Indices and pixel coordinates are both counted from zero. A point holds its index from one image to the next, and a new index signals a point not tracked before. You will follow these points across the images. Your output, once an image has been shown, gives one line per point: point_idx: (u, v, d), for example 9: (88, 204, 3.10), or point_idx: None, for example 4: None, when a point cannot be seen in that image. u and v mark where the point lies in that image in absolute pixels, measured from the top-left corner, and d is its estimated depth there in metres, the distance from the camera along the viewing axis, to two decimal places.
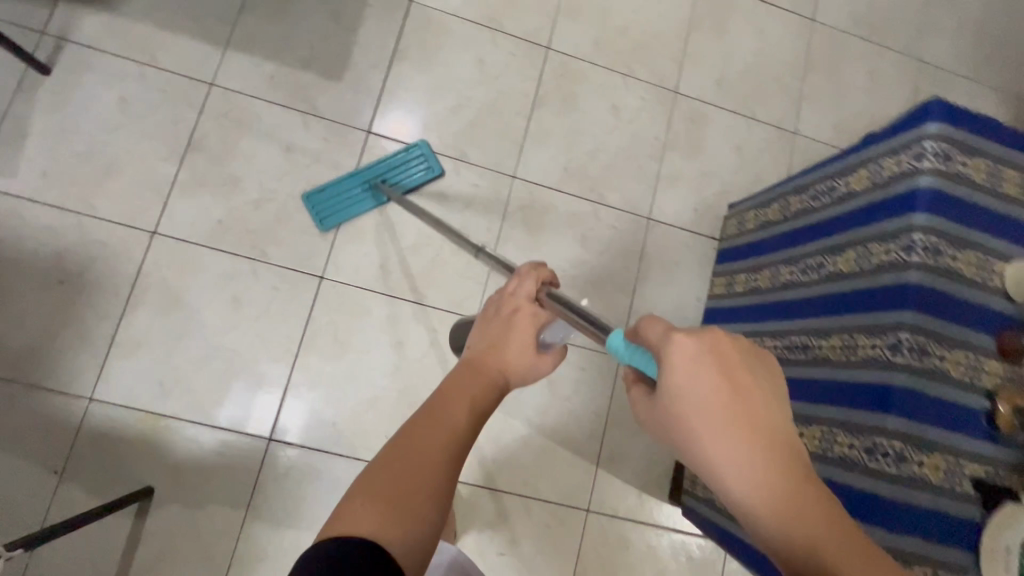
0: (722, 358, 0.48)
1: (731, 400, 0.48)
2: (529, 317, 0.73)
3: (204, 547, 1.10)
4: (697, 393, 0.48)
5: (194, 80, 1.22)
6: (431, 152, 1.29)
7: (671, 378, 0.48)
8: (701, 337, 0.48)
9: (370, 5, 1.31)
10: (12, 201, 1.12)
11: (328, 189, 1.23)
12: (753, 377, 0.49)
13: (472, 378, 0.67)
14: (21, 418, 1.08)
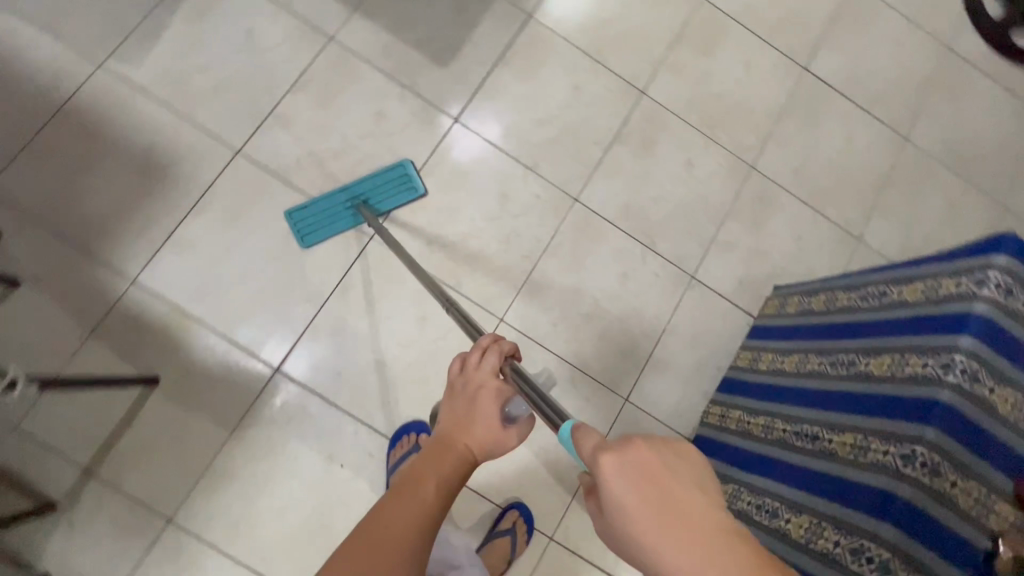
0: (658, 473, 0.42)
1: (682, 521, 0.40)
2: (494, 395, 0.62)
3: (186, 449, 1.13)
4: (647, 526, 0.40)
5: (318, 31, 1.32)
6: (415, 171, 1.30)
7: (612, 512, 0.42)
8: (624, 448, 0.43)
9: (493, 9, 1.40)
10: (127, 87, 1.22)
11: (311, 206, 1.24)
12: (685, 483, 0.42)
13: (435, 463, 0.58)
14: (70, 278, 1.15)
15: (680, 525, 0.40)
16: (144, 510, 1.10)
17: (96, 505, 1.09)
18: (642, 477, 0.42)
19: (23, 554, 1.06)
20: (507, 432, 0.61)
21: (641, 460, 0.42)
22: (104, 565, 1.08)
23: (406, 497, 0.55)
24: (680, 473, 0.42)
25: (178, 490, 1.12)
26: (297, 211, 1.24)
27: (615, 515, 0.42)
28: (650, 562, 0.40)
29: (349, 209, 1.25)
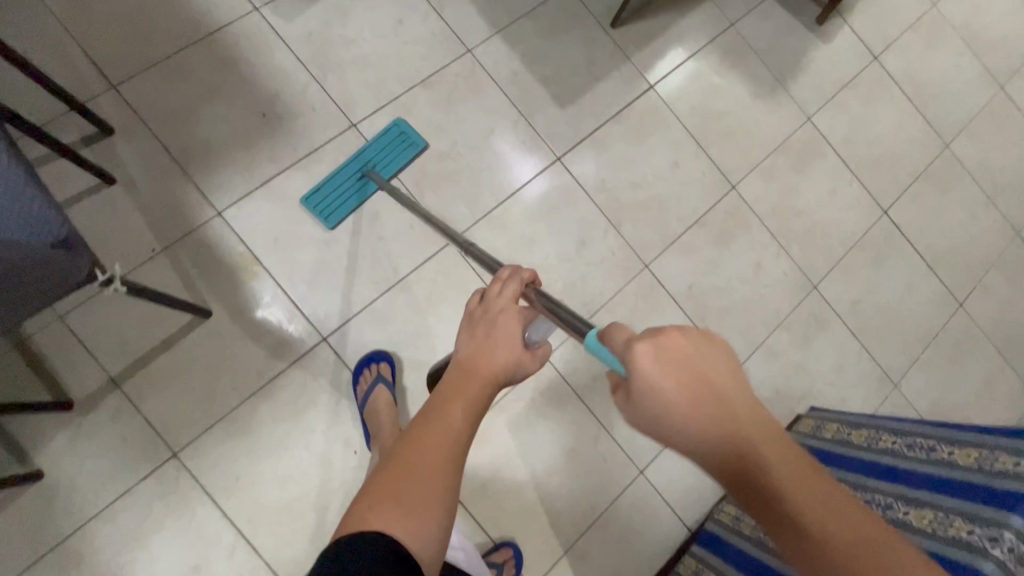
0: (690, 359, 0.46)
1: (705, 401, 0.45)
2: (517, 317, 0.62)
3: (214, 388, 1.13)
4: (674, 402, 0.45)
5: (459, 39, 1.38)
6: (410, 128, 1.31)
7: (642, 393, 0.46)
8: (656, 338, 0.47)
9: (621, 71, 1.47)
10: (272, 37, 1.27)
11: (324, 186, 1.24)
12: (710, 366, 0.46)
13: (460, 386, 0.57)
14: (161, 192, 1.16)
15: (703, 399, 0.45)
16: (153, 437, 1.09)
17: (110, 416, 1.08)
18: (675, 361, 0.46)
19: (25, 445, 1.03)
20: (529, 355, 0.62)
21: (673, 347, 0.46)
22: (97, 481, 1.05)
23: (432, 426, 0.54)
24: (711, 359, 0.47)
25: (193, 425, 1.11)
26: (311, 195, 1.23)
27: (647, 395, 0.46)
28: (673, 434, 0.46)
29: (361, 177, 1.26)
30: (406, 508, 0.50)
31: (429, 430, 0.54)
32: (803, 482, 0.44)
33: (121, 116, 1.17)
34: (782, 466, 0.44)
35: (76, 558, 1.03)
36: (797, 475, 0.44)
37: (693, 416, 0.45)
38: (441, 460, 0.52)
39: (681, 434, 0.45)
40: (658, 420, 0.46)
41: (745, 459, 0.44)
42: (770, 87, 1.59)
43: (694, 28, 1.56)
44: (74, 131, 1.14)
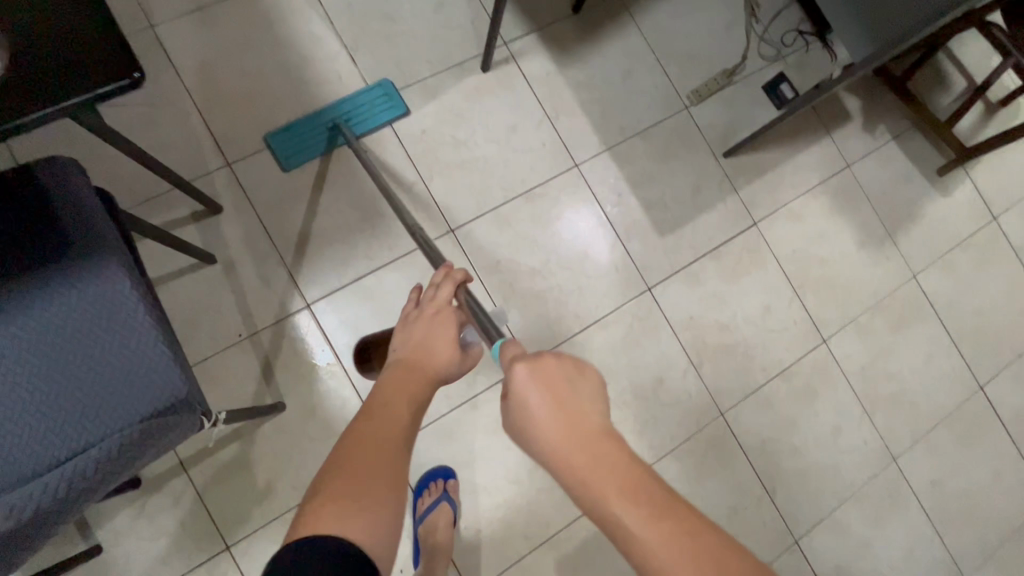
0: (555, 379, 0.52)
1: (562, 415, 0.50)
2: (451, 319, 0.68)
3: (274, 486, 1.12)
4: (531, 410, 0.51)
5: (568, 154, 1.36)
6: (394, 91, 1.28)
7: (514, 404, 0.53)
8: (535, 360, 0.54)
9: (725, 205, 1.42)
10: (388, 132, 1.27)
11: (293, 128, 1.22)
12: (574, 388, 0.53)
13: (406, 379, 0.61)
14: (257, 277, 1.17)
15: (554, 405, 0.51)
16: (210, 528, 1.09)
17: (171, 500, 1.08)
18: (542, 375, 0.53)
19: (90, 520, 1.05)
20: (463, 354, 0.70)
21: (544, 368, 0.53)
22: (152, 565, 1.06)
23: (382, 415, 0.56)
24: (573, 379, 0.53)
25: (248, 522, 1.10)
26: (281, 132, 1.21)
27: (517, 407, 0.52)
28: (539, 447, 0.51)
29: (331, 128, 1.23)
30: (358, 502, 0.48)
31: (376, 420, 0.55)
32: (621, 476, 0.46)
33: (230, 195, 1.18)
34: (608, 473, 0.46)
35: None
36: (616, 473, 0.47)
37: (540, 415, 0.51)
38: (391, 445, 0.54)
39: (542, 446, 0.50)
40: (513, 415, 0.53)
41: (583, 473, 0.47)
42: (878, 237, 1.51)
43: (808, 166, 1.49)
44: (184, 207, 1.16)
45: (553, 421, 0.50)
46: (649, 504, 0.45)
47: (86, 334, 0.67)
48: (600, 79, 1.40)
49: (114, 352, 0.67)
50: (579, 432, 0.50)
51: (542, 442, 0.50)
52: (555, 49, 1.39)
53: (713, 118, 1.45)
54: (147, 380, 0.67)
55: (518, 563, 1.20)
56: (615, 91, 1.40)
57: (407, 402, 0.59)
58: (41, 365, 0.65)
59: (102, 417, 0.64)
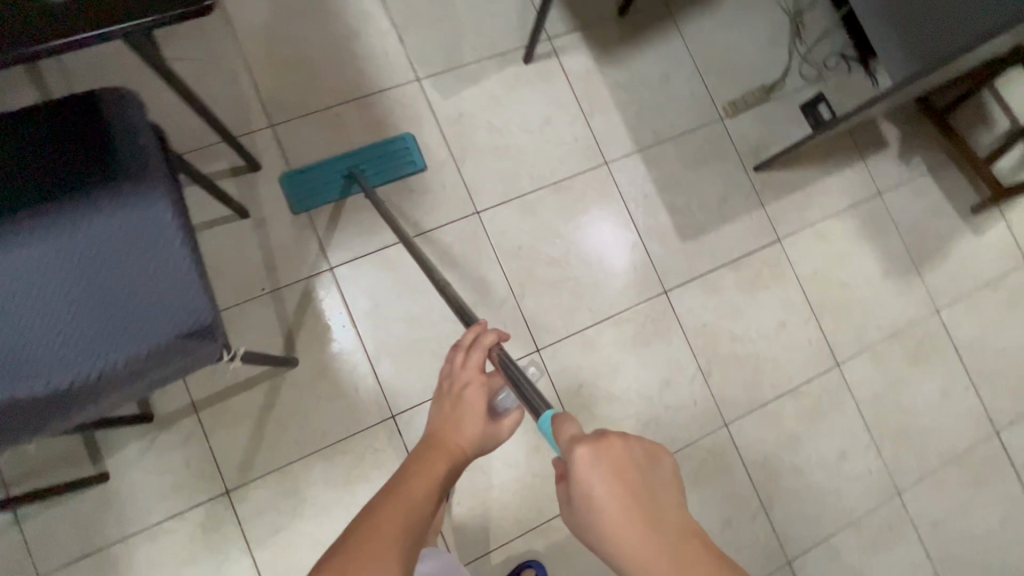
0: (624, 468, 0.45)
1: (637, 514, 0.43)
2: (480, 393, 0.68)
3: (279, 437, 1.15)
4: (601, 506, 0.44)
5: (600, 150, 1.38)
6: (416, 147, 1.28)
7: (578, 496, 0.45)
8: (600, 444, 0.45)
9: (751, 218, 1.43)
10: (427, 111, 1.31)
11: (306, 173, 1.23)
12: (648, 476, 0.45)
13: (429, 459, 0.62)
14: (286, 235, 1.21)
15: (629, 504, 0.43)
16: (213, 470, 1.12)
17: (180, 439, 1.12)
18: (612, 468, 0.44)
19: (101, 447, 1.09)
20: (495, 423, 0.69)
21: (612, 456, 0.45)
22: (153, 498, 1.09)
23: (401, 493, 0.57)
24: (647, 470, 0.45)
25: (251, 469, 1.13)
26: (292, 175, 1.22)
27: (582, 498, 0.45)
28: (610, 548, 0.44)
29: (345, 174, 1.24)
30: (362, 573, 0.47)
31: (399, 494, 0.56)
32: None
33: (270, 154, 1.23)
34: None
35: (112, 569, 1.06)
36: None
37: (614, 523, 0.43)
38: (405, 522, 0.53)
39: (614, 547, 0.43)
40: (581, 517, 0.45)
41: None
42: (903, 268, 1.49)
43: (838, 189, 1.49)
44: (226, 161, 1.20)
45: (635, 535, 0.42)
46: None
47: (125, 253, 0.70)
48: (639, 82, 1.42)
49: (148, 275, 0.70)
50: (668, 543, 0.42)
51: (617, 553, 0.43)
52: (597, 48, 1.41)
53: (746, 132, 1.46)
54: (172, 305, 0.70)
55: (506, 546, 1.21)
56: (652, 95, 1.42)
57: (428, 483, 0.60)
58: (80, 275, 0.69)
59: (128, 332, 0.69)
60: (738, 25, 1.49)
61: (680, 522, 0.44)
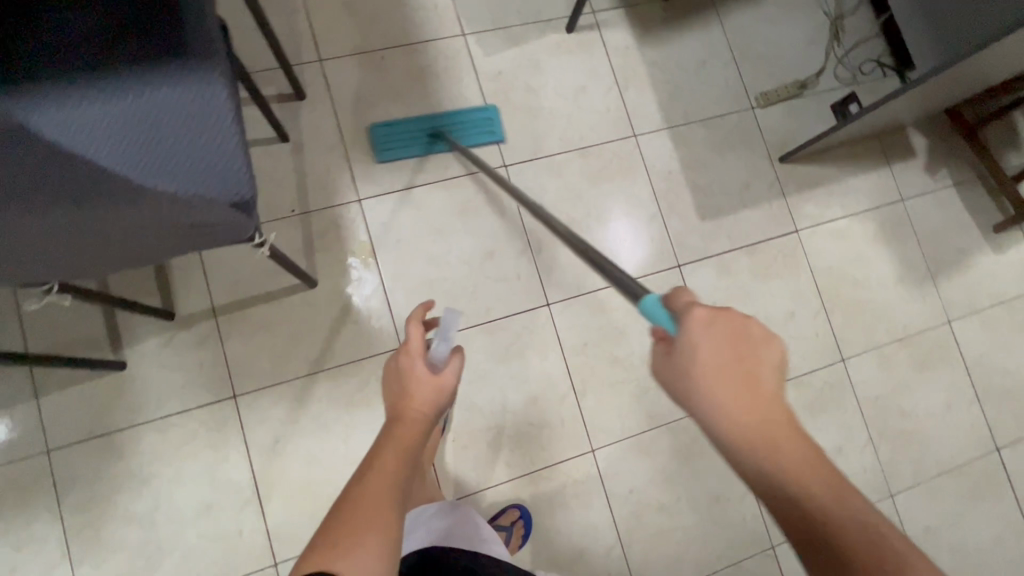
0: (738, 338, 0.49)
1: (740, 380, 0.49)
2: (415, 354, 0.70)
3: (290, 352, 1.19)
4: (708, 365, 0.49)
5: (630, 123, 1.41)
6: (499, 118, 1.35)
7: (686, 354, 0.50)
8: (718, 315, 0.49)
9: (770, 206, 1.45)
10: (468, 65, 1.36)
11: (396, 126, 1.30)
12: (757, 352, 0.49)
13: (395, 432, 0.66)
14: (320, 163, 1.26)
15: (735, 370, 0.49)
16: (224, 375, 1.16)
17: (197, 340, 1.16)
18: (727, 336, 0.49)
19: (123, 336, 1.14)
20: (440, 374, 0.70)
21: (727, 329, 0.49)
22: (164, 392, 1.14)
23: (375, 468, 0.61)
24: (757, 348, 0.49)
25: (259, 378, 1.17)
26: (384, 125, 1.29)
27: (689, 355, 0.49)
28: (709, 402, 0.49)
29: (432, 135, 1.31)
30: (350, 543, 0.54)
31: (370, 472, 0.61)
32: (807, 470, 0.46)
33: (315, 85, 1.28)
34: (782, 444, 0.47)
35: (119, 453, 1.11)
36: (788, 444, 0.47)
37: (717, 385, 0.49)
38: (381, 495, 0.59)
39: (710, 404, 0.49)
40: (685, 375, 0.50)
41: (756, 437, 0.47)
42: (919, 275, 1.50)
43: (861, 190, 1.51)
44: (273, 86, 1.26)
45: (737, 399, 0.48)
46: (834, 507, 0.45)
47: (167, 129, 0.72)
48: (676, 63, 1.46)
49: (183, 152, 0.72)
50: (765, 411, 0.48)
51: (712, 404, 0.49)
52: (639, 26, 1.46)
53: (775, 124, 1.49)
54: (208, 176, 0.73)
55: (494, 488, 1.23)
56: (687, 77, 1.46)
57: (399, 453, 0.63)
58: (115, 137, 0.71)
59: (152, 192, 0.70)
60: (778, 21, 1.53)
61: (780, 404, 0.48)
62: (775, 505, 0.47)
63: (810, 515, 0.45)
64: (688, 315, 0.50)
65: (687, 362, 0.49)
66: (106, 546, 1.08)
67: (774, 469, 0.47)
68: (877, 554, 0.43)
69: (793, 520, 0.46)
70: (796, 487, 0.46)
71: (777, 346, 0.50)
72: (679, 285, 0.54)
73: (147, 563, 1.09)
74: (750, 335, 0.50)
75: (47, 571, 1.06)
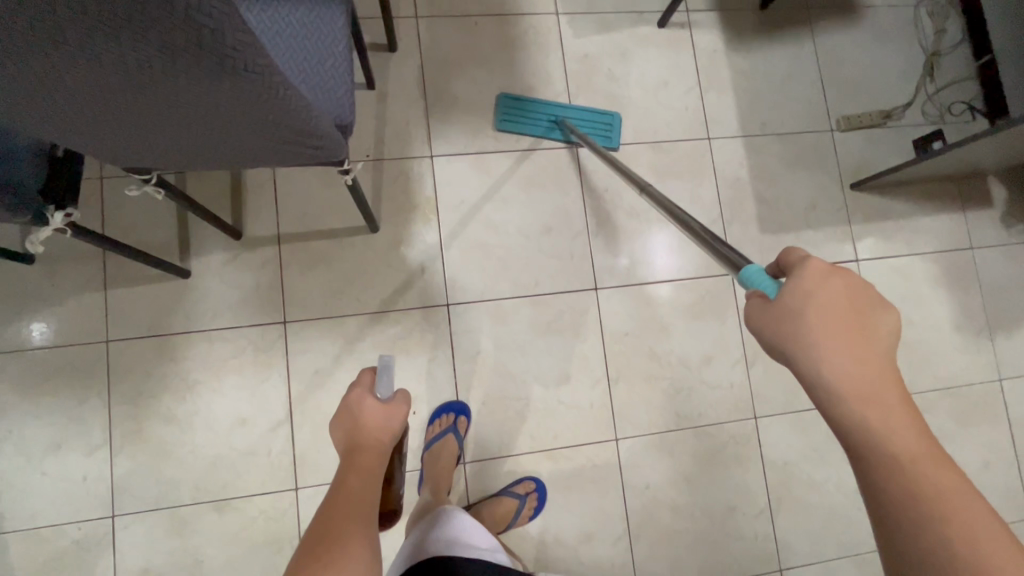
0: (851, 295, 0.51)
1: (851, 336, 0.50)
2: (360, 393, 0.71)
3: (342, 290, 1.23)
4: (821, 314, 0.50)
5: (706, 125, 1.41)
6: (618, 127, 1.37)
7: (799, 301, 0.51)
8: (831, 269, 0.52)
9: (834, 232, 1.43)
10: (557, 43, 1.38)
11: (522, 102, 1.33)
12: (864, 304, 0.51)
13: (354, 460, 0.66)
14: (400, 115, 1.30)
15: (847, 325, 0.50)
16: (278, 300, 1.20)
17: (259, 262, 1.21)
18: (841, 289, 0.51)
19: (191, 247, 1.19)
20: (391, 407, 0.71)
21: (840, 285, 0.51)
22: (221, 306, 1.19)
23: (342, 494, 0.63)
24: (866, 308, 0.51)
25: (309, 309, 1.21)
26: (511, 98, 1.33)
27: (802, 302, 0.51)
28: (817, 354, 0.49)
29: (553, 122, 1.34)
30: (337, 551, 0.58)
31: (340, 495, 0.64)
32: (904, 429, 0.48)
33: (406, 40, 1.32)
34: (883, 399, 0.48)
35: (171, 355, 1.16)
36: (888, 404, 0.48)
37: (827, 337, 0.50)
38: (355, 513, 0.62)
39: (819, 353, 0.49)
40: (795, 321, 0.51)
41: (857, 388, 0.48)
42: (976, 326, 1.46)
43: (929, 231, 1.47)
44: (368, 35, 1.30)
45: (844, 353, 0.49)
46: (923, 461, 0.47)
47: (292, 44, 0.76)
48: (761, 74, 1.45)
49: (310, 71, 0.76)
50: (872, 367, 0.49)
51: (814, 349, 0.50)
52: (730, 31, 1.45)
53: (852, 150, 1.46)
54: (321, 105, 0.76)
55: (515, 457, 1.24)
56: (770, 89, 1.45)
57: (363, 480, 0.65)
58: None
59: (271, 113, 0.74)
60: (872, 49, 1.50)
61: (886, 367, 0.49)
62: (865, 454, 0.48)
63: (897, 464, 0.47)
64: (806, 267, 0.52)
65: (799, 310, 0.51)
66: (145, 439, 1.14)
67: (872, 418, 0.48)
68: (957, 508, 0.45)
69: (880, 466, 0.47)
70: (888, 439, 0.47)
71: (890, 315, 0.51)
72: (788, 247, 0.56)
73: (179, 463, 1.14)
74: (863, 300, 0.52)
75: (89, 452, 1.12)
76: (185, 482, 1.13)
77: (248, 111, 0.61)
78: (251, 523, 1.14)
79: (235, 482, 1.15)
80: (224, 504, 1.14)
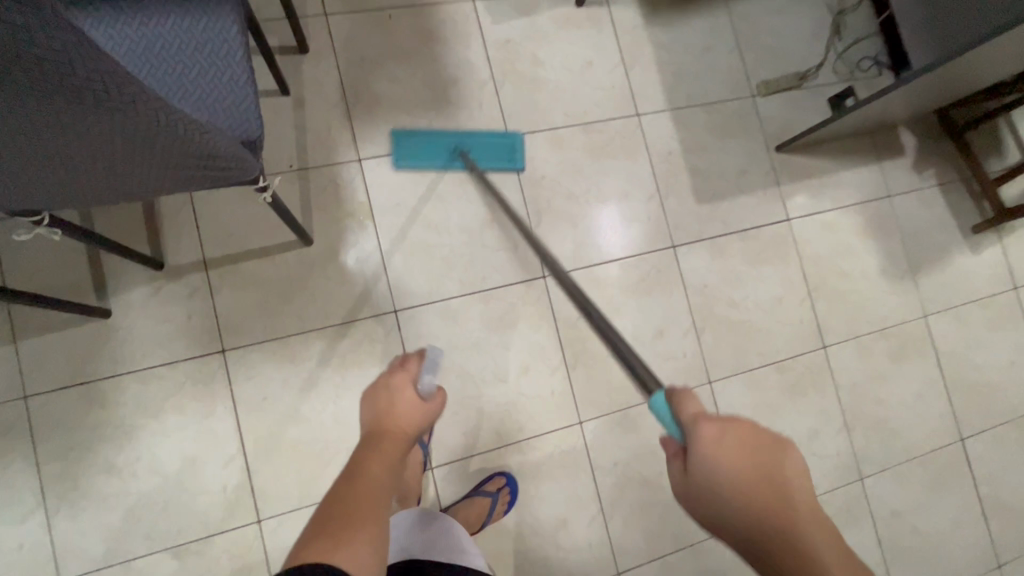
0: (751, 447, 0.44)
1: (771, 504, 0.42)
2: (401, 380, 0.67)
3: (281, 309, 1.17)
4: (728, 483, 0.43)
5: (634, 102, 1.42)
6: (522, 147, 1.32)
7: (701, 473, 0.45)
8: (725, 424, 0.45)
9: (765, 194, 1.48)
10: (476, 31, 1.34)
11: (416, 136, 1.26)
12: (769, 458, 0.44)
13: (381, 446, 0.62)
14: (321, 121, 1.23)
15: (760, 491, 0.43)
16: (212, 329, 1.14)
17: (185, 292, 1.13)
18: (737, 444, 0.44)
19: (108, 283, 1.10)
20: (428, 402, 0.67)
21: (739, 440, 0.44)
22: (150, 344, 1.11)
23: (364, 476, 0.58)
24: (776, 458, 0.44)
25: (248, 334, 1.15)
26: (405, 134, 1.26)
27: (703, 478, 0.44)
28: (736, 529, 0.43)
29: (454, 155, 1.28)
30: (346, 540, 0.51)
31: (363, 479, 0.58)
32: None
33: (318, 40, 1.25)
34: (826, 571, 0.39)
35: (100, 401, 1.08)
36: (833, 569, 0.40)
37: (742, 504, 0.43)
38: (371, 501, 0.56)
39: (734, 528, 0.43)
40: (708, 496, 0.44)
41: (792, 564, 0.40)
42: (901, 269, 1.55)
43: (851, 184, 1.54)
44: (275, 38, 1.23)
45: (765, 520, 0.42)
46: None
47: (180, 59, 0.71)
48: (682, 46, 1.47)
49: (207, 83, 0.71)
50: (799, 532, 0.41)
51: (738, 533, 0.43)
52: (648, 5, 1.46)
53: (774, 114, 1.51)
54: (225, 117, 0.71)
55: (482, 455, 1.24)
56: (692, 61, 1.47)
57: (388, 466, 0.60)
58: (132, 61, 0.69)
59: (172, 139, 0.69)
60: (782, 13, 1.54)
61: (811, 522, 0.41)
62: None
63: None
64: (694, 429, 0.45)
65: (707, 483, 0.44)
66: (84, 494, 1.06)
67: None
68: None
69: None
70: None
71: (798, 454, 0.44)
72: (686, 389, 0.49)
73: (126, 514, 1.07)
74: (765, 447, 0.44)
75: (21, 519, 1.03)
76: (136, 533, 1.07)
77: (119, 135, 0.55)
78: (215, 563, 1.09)
79: (191, 525, 1.09)
80: (182, 549, 1.08)
